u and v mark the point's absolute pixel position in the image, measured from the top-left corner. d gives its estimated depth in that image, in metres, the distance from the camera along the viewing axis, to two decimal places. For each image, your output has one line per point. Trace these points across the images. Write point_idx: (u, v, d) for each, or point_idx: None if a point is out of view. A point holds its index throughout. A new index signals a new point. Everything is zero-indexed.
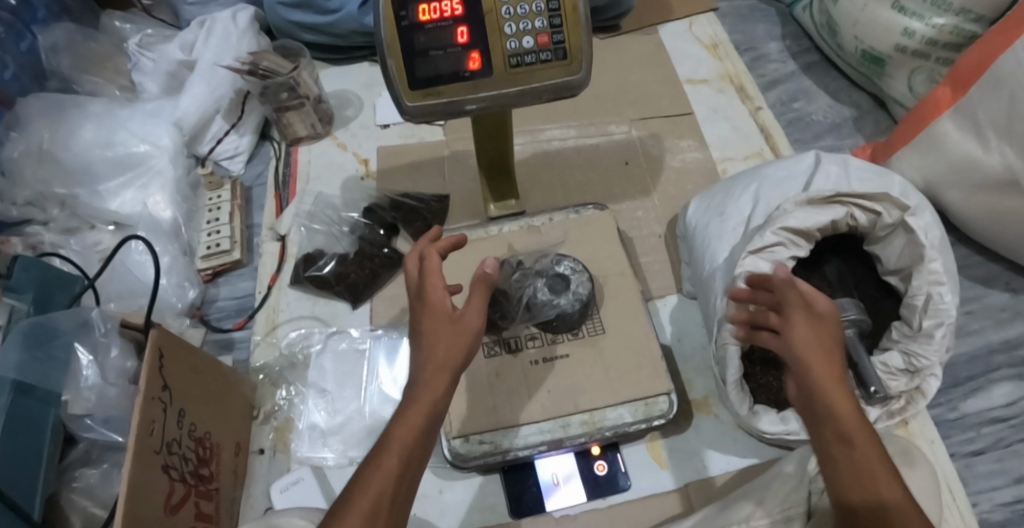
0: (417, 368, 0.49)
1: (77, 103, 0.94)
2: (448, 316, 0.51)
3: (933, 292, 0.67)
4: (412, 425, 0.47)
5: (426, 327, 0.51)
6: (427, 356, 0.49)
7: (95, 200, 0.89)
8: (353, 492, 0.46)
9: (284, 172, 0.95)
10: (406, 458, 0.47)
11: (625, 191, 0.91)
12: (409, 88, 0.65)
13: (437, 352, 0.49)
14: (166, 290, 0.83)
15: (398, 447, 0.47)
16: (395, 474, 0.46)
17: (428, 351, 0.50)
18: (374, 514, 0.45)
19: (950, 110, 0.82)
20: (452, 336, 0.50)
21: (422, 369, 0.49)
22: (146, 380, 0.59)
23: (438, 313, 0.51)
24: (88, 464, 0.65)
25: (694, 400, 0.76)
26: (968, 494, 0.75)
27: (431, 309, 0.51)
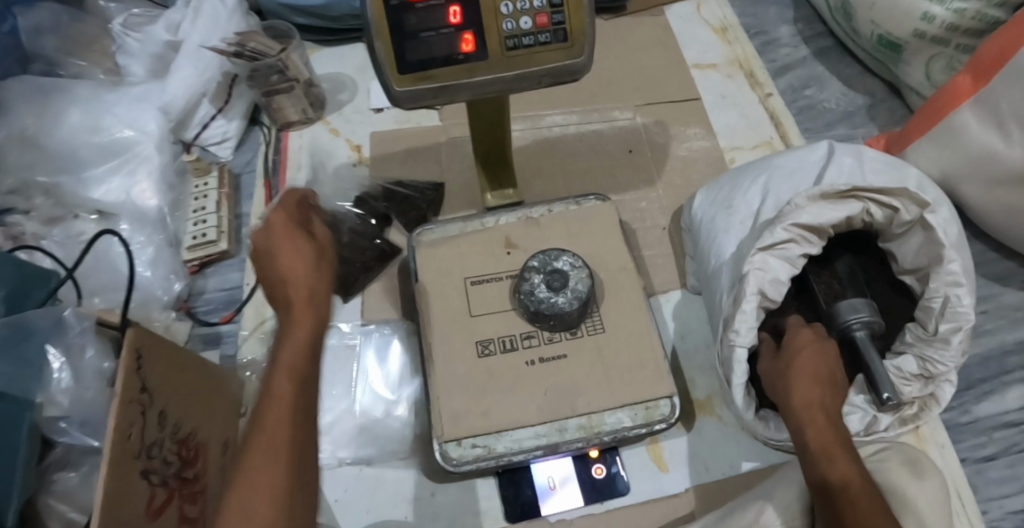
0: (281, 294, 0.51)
1: (60, 86, 0.90)
2: (288, 232, 0.54)
3: (951, 294, 0.64)
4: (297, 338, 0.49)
5: (276, 249, 0.53)
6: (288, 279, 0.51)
7: (79, 187, 0.86)
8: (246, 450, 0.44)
9: (273, 159, 0.92)
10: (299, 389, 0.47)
11: (628, 180, 0.88)
12: (399, 72, 0.61)
13: (292, 270, 0.52)
14: (152, 283, 0.80)
15: (284, 381, 0.47)
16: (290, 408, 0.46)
17: (283, 271, 0.52)
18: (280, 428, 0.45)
19: (970, 100, 0.79)
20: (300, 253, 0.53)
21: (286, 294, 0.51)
22: (123, 383, 0.56)
23: (293, 245, 0.53)
24: (67, 467, 0.63)
25: (697, 401, 0.74)
26: (977, 501, 0.72)
27: (284, 238, 0.53)
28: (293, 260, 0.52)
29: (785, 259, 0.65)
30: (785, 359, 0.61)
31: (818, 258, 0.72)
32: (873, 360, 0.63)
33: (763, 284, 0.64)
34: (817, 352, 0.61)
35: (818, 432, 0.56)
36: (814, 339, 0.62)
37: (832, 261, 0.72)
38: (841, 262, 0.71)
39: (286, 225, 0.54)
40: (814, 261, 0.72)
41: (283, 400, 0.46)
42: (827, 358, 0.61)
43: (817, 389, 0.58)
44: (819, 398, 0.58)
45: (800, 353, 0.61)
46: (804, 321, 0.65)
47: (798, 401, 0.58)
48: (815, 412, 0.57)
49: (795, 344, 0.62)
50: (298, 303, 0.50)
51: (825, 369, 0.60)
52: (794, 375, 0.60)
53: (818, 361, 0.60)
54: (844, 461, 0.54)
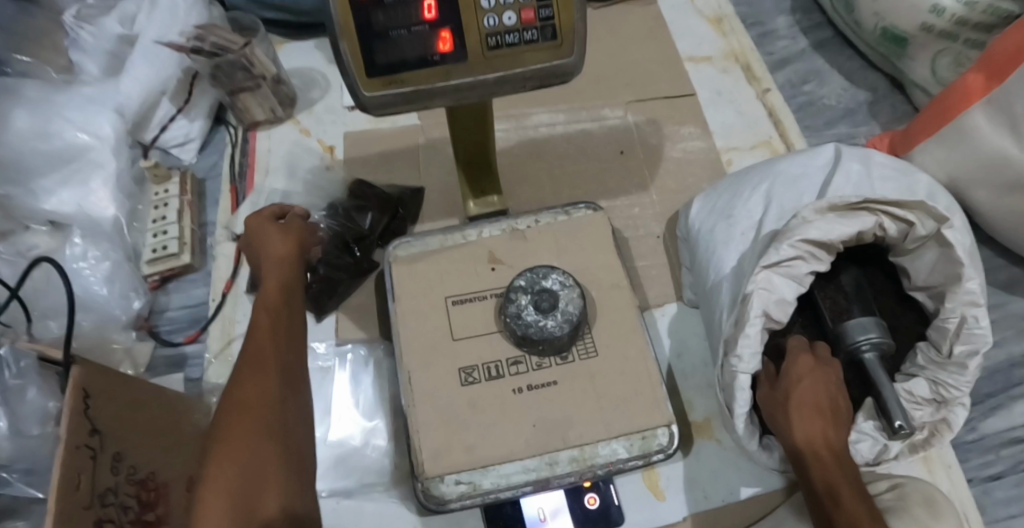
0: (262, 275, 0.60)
1: (6, 86, 0.83)
2: (267, 221, 0.64)
3: (968, 315, 0.59)
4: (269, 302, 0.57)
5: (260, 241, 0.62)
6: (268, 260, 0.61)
7: (29, 198, 0.79)
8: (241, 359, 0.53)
9: (240, 161, 0.85)
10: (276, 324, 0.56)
11: (620, 184, 0.83)
12: (367, 76, 0.56)
13: (274, 253, 0.61)
14: (109, 302, 0.74)
15: (265, 317, 0.56)
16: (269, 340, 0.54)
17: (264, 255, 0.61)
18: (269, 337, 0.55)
19: (981, 100, 0.74)
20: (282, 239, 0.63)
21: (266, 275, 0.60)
22: (69, 428, 0.51)
23: (269, 223, 0.64)
24: (14, 517, 0.57)
25: (695, 423, 0.70)
26: (985, 523, 0.70)
27: (264, 227, 0.63)
28: (277, 246, 0.62)
29: (790, 277, 0.61)
30: (782, 389, 0.59)
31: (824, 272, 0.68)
32: (882, 383, 0.59)
33: (768, 305, 0.60)
34: (814, 380, 0.58)
35: (824, 476, 0.54)
36: (811, 366, 0.59)
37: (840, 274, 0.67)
38: (848, 275, 0.67)
39: (268, 218, 0.64)
40: (820, 275, 0.68)
41: (263, 335, 0.55)
42: (825, 385, 0.58)
43: (817, 423, 0.56)
44: (820, 433, 0.56)
45: (798, 384, 0.58)
46: (799, 343, 0.62)
47: (799, 439, 0.56)
48: (820, 451, 0.56)
49: (791, 374, 0.59)
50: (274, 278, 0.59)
51: (825, 398, 0.58)
52: (791, 410, 0.57)
53: (818, 390, 0.58)
54: (853, 503, 0.53)
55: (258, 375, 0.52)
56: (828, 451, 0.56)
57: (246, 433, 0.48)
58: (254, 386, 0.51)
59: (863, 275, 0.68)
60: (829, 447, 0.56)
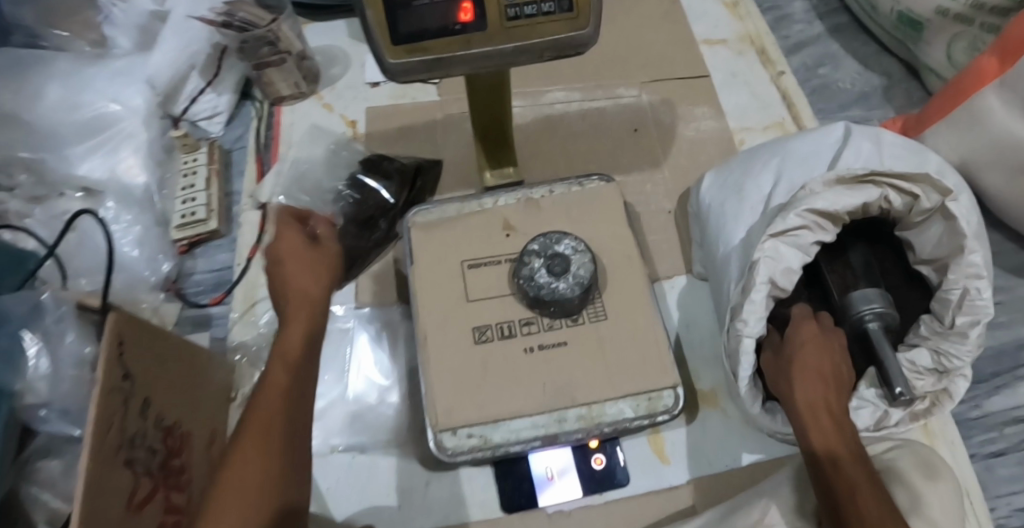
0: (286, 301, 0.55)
1: (41, 59, 0.87)
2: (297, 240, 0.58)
3: (971, 287, 0.61)
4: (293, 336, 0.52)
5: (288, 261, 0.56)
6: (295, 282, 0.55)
7: (62, 164, 0.82)
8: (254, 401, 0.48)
9: (266, 135, 0.88)
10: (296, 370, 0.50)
11: (632, 161, 0.85)
12: (392, 43, 0.58)
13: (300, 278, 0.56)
14: (138, 263, 0.77)
15: (282, 364, 0.50)
16: (285, 389, 0.49)
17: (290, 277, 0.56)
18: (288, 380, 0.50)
19: (994, 82, 0.74)
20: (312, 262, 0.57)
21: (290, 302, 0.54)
22: (105, 372, 0.52)
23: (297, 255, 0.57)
24: (49, 455, 0.61)
25: (701, 392, 0.71)
26: (986, 499, 0.71)
27: (293, 247, 0.57)
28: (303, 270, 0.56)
29: (797, 246, 0.62)
30: (786, 354, 0.60)
31: (829, 246, 0.69)
32: (884, 353, 0.60)
33: (774, 273, 0.61)
34: (819, 348, 0.59)
35: (824, 436, 0.54)
36: (816, 334, 0.60)
37: (845, 249, 0.68)
38: (853, 250, 0.68)
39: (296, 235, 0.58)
40: (826, 249, 0.69)
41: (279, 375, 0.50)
42: (831, 354, 0.59)
43: (820, 390, 0.57)
44: (822, 396, 0.56)
45: (801, 349, 0.59)
46: (805, 313, 0.63)
47: (801, 401, 0.56)
48: (821, 413, 0.56)
49: (795, 340, 0.60)
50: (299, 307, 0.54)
51: (829, 365, 0.58)
52: (795, 372, 0.58)
53: (821, 357, 0.58)
54: (850, 464, 0.52)
55: (270, 417, 0.47)
56: (829, 413, 0.56)
57: (238, 498, 0.43)
58: (264, 427, 0.46)
59: (867, 250, 0.69)
60: (831, 410, 0.56)
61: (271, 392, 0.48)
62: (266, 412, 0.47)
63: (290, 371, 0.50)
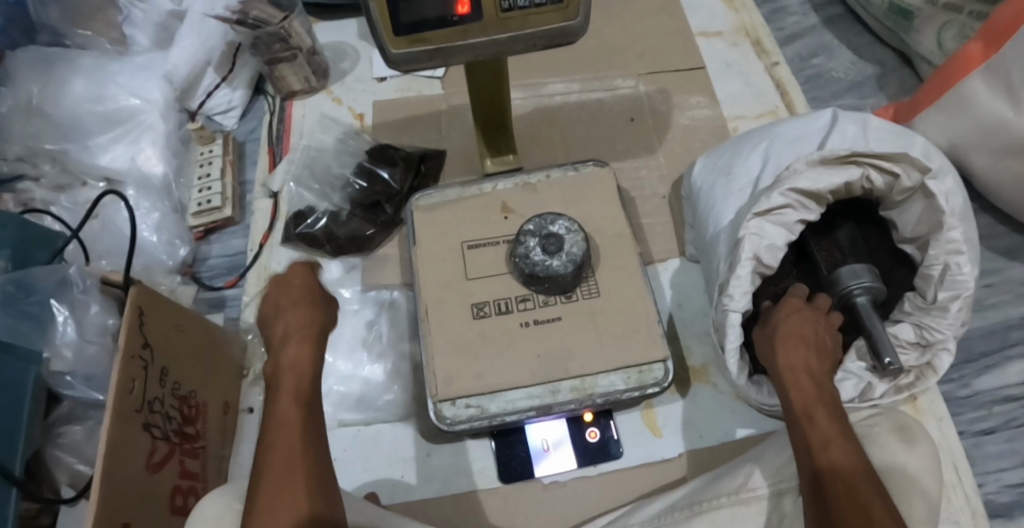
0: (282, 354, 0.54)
1: (67, 57, 0.91)
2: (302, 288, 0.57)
3: (951, 262, 0.63)
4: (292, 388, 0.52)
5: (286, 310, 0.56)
6: (291, 331, 0.54)
7: (85, 154, 0.88)
8: (267, 435, 0.50)
9: (278, 127, 0.92)
10: (303, 405, 0.51)
11: (628, 148, 0.87)
12: (393, 34, 0.60)
13: (294, 329, 0.54)
14: (157, 248, 0.82)
15: (291, 400, 0.51)
16: (297, 426, 0.50)
17: (286, 325, 0.55)
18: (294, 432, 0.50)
19: (980, 67, 0.76)
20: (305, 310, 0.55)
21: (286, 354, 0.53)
22: (126, 339, 0.56)
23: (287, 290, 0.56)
24: (73, 421, 0.66)
25: (692, 368, 0.74)
26: (974, 474, 0.70)
27: (292, 299, 0.56)
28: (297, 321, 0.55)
29: (781, 225, 0.65)
30: (770, 321, 0.61)
31: (818, 224, 0.72)
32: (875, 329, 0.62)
33: (759, 250, 0.64)
34: (805, 317, 0.60)
35: (801, 396, 0.55)
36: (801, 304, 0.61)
37: (834, 227, 0.71)
38: (841, 230, 0.71)
39: (292, 287, 0.57)
40: (814, 227, 0.72)
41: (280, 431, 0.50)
42: (815, 323, 0.60)
43: (800, 354, 0.57)
44: (805, 360, 0.57)
45: (785, 317, 0.60)
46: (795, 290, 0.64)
47: (783, 363, 0.57)
48: (802, 373, 0.56)
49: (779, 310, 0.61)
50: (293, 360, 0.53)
51: (813, 333, 0.59)
52: (779, 336, 0.59)
53: (808, 326, 0.59)
54: (826, 423, 0.53)
55: (287, 440, 0.49)
56: (812, 375, 0.56)
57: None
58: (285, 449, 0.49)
59: (855, 230, 0.71)
60: (817, 376, 0.57)
61: (279, 428, 0.50)
62: (276, 448, 0.49)
63: (298, 407, 0.51)
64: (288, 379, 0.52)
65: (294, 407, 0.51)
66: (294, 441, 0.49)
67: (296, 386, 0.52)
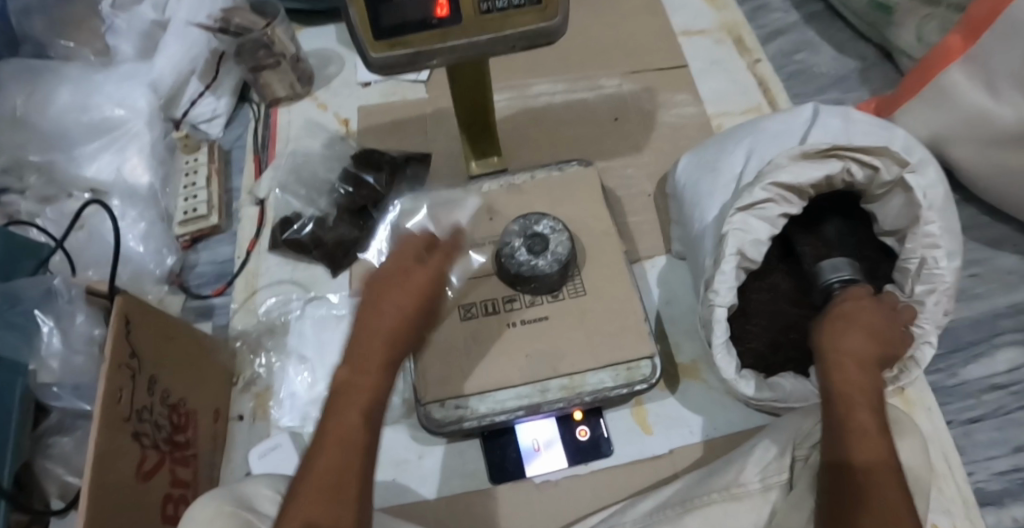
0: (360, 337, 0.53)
1: (51, 68, 0.92)
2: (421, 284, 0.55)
3: (928, 256, 0.64)
4: (365, 388, 0.50)
5: (396, 293, 0.54)
6: (394, 316, 0.53)
7: (71, 165, 0.88)
8: (320, 442, 0.49)
9: (263, 134, 0.93)
10: (369, 419, 0.50)
11: (614, 147, 0.88)
12: (374, 39, 0.60)
13: (384, 320, 0.53)
14: (145, 257, 0.82)
15: (359, 413, 0.50)
16: (358, 447, 0.48)
17: (397, 307, 0.54)
18: (346, 436, 0.49)
19: (960, 59, 0.76)
20: (402, 296, 0.54)
21: (370, 343, 0.52)
22: (113, 348, 0.56)
23: (386, 294, 0.54)
24: (62, 432, 0.66)
25: (681, 365, 0.74)
26: (964, 463, 0.70)
27: (398, 273, 0.55)
28: (393, 305, 0.53)
29: (764, 219, 0.65)
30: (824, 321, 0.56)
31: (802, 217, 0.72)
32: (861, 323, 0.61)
33: (743, 244, 0.64)
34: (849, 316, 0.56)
35: (846, 381, 0.51)
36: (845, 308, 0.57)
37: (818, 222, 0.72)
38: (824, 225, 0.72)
39: (409, 275, 0.55)
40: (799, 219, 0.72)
41: (336, 427, 0.49)
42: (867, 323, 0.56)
43: (854, 346, 0.52)
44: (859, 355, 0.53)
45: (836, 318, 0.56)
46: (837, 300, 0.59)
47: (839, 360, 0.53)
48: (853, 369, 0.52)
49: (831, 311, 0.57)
50: (365, 366, 0.51)
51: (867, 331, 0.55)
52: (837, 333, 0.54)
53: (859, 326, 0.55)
54: (865, 416, 0.50)
55: (340, 440, 0.48)
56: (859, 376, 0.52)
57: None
58: (334, 453, 0.48)
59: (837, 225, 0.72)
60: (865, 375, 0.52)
61: (335, 441, 0.48)
62: (330, 463, 0.47)
63: (365, 426, 0.49)
64: (353, 392, 0.50)
65: (359, 424, 0.49)
66: (343, 446, 0.48)
67: (367, 401, 0.50)
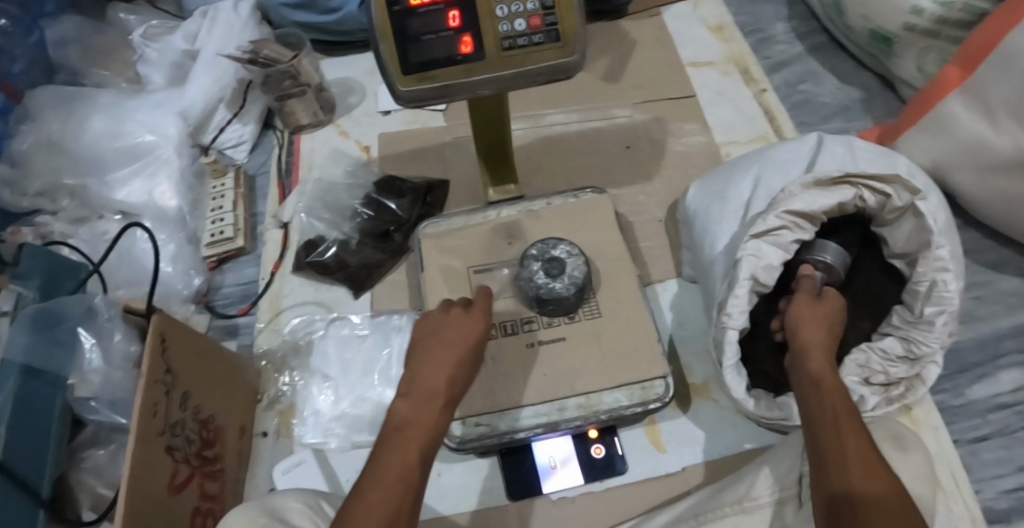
0: (419, 364, 0.52)
1: (85, 95, 0.95)
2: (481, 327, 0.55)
3: (938, 279, 0.66)
4: (423, 426, 0.49)
5: (458, 329, 0.54)
6: (459, 345, 0.53)
7: (104, 190, 0.91)
8: (373, 477, 0.47)
9: (287, 160, 0.96)
10: (425, 456, 0.49)
11: (626, 175, 0.91)
12: (403, 73, 0.63)
13: (447, 347, 0.53)
14: (173, 278, 0.84)
15: (417, 452, 0.48)
16: (414, 486, 0.47)
17: (456, 341, 0.54)
18: (408, 474, 0.47)
19: (958, 90, 0.80)
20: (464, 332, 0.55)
21: (424, 375, 0.52)
22: (150, 365, 0.59)
23: (448, 335, 0.54)
24: (96, 446, 0.69)
25: (693, 385, 0.76)
26: (971, 481, 0.72)
27: (458, 316, 0.56)
28: (457, 340, 0.54)
29: (777, 244, 0.68)
30: (790, 335, 0.58)
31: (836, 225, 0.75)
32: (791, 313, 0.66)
33: (756, 270, 0.67)
34: (812, 315, 0.58)
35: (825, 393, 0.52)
36: (810, 309, 0.58)
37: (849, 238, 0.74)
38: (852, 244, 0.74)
39: (472, 316, 0.56)
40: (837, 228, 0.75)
41: (392, 463, 0.48)
42: (824, 329, 0.57)
43: (820, 342, 0.56)
44: (832, 375, 0.53)
45: (801, 326, 0.57)
46: (809, 294, 0.60)
47: (807, 377, 0.54)
48: (825, 390, 0.52)
49: (796, 316, 0.58)
50: (436, 396, 0.51)
51: (827, 343, 0.56)
52: (803, 352, 0.55)
53: (822, 336, 0.57)
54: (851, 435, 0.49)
55: (397, 477, 0.47)
56: (835, 396, 0.52)
57: None
58: (392, 496, 0.46)
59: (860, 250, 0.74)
60: (841, 394, 0.52)
61: (392, 479, 0.47)
62: (384, 500, 0.46)
63: (421, 465, 0.48)
64: (413, 428, 0.49)
65: (417, 462, 0.48)
66: (404, 486, 0.47)
67: (425, 441, 0.49)
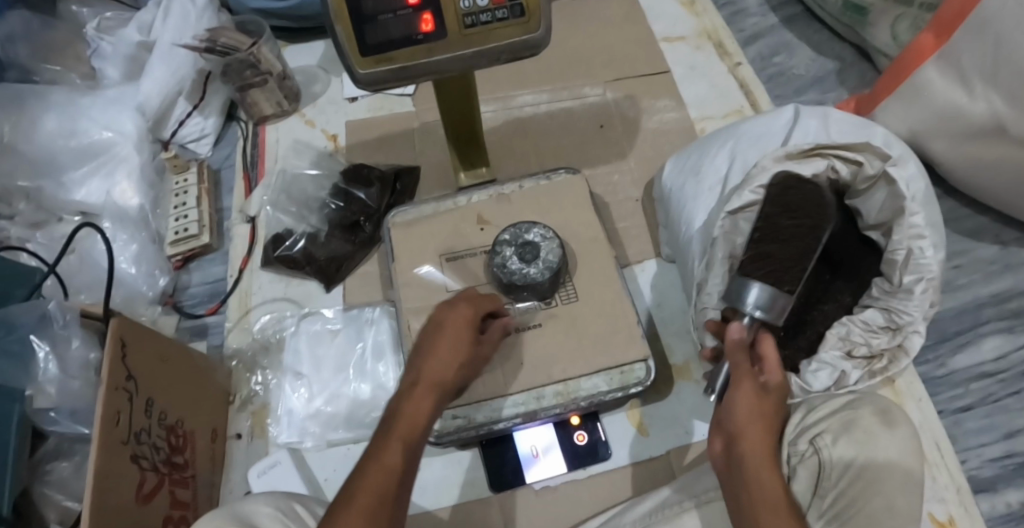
0: (410, 376, 0.53)
1: (36, 93, 0.91)
2: (462, 333, 0.56)
3: (913, 247, 0.65)
4: (413, 419, 0.50)
5: (446, 333, 0.56)
6: (439, 353, 0.54)
7: (60, 190, 0.88)
8: (362, 469, 0.48)
9: (252, 152, 0.93)
10: (410, 448, 0.49)
11: (599, 155, 0.89)
12: (360, 55, 0.61)
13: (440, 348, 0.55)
14: (137, 279, 0.82)
15: (399, 445, 0.48)
16: (398, 475, 0.47)
17: (439, 350, 0.55)
18: (397, 465, 0.47)
19: (933, 57, 0.78)
20: (450, 345, 0.55)
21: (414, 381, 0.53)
22: (109, 371, 0.56)
23: (434, 343, 0.55)
24: (60, 457, 0.66)
25: (675, 366, 0.75)
26: (956, 452, 0.71)
27: (448, 323, 0.57)
28: (442, 348, 0.55)
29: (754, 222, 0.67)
30: (730, 427, 0.51)
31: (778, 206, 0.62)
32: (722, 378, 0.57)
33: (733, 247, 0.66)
34: (755, 413, 0.51)
35: (769, 504, 0.47)
36: (755, 408, 0.51)
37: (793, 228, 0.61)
38: (806, 218, 0.62)
39: (458, 323, 0.57)
40: (774, 205, 0.64)
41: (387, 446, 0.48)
42: (768, 435, 0.51)
43: (760, 431, 0.50)
44: (784, 492, 0.48)
45: (747, 432, 0.50)
46: (751, 383, 0.53)
47: (753, 479, 0.48)
48: (774, 505, 0.47)
49: (738, 411, 0.51)
50: (416, 395, 0.51)
51: (770, 444, 0.50)
52: (749, 468, 0.49)
53: (766, 438, 0.50)
54: None
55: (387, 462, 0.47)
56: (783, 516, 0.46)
57: None
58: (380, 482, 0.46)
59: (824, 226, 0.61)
60: (787, 512, 0.47)
61: (377, 464, 0.47)
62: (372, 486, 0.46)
63: (404, 457, 0.48)
64: (405, 421, 0.50)
65: (404, 451, 0.48)
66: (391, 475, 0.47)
67: (408, 433, 0.49)
